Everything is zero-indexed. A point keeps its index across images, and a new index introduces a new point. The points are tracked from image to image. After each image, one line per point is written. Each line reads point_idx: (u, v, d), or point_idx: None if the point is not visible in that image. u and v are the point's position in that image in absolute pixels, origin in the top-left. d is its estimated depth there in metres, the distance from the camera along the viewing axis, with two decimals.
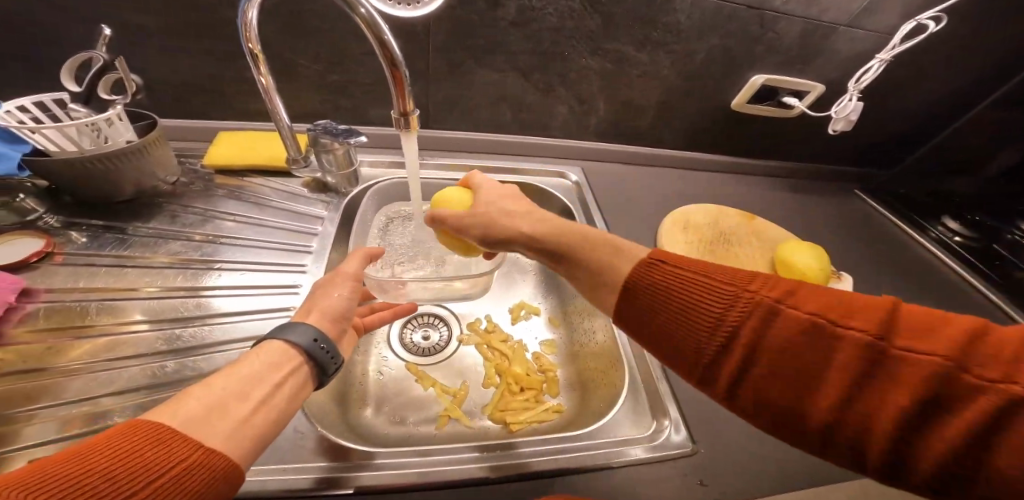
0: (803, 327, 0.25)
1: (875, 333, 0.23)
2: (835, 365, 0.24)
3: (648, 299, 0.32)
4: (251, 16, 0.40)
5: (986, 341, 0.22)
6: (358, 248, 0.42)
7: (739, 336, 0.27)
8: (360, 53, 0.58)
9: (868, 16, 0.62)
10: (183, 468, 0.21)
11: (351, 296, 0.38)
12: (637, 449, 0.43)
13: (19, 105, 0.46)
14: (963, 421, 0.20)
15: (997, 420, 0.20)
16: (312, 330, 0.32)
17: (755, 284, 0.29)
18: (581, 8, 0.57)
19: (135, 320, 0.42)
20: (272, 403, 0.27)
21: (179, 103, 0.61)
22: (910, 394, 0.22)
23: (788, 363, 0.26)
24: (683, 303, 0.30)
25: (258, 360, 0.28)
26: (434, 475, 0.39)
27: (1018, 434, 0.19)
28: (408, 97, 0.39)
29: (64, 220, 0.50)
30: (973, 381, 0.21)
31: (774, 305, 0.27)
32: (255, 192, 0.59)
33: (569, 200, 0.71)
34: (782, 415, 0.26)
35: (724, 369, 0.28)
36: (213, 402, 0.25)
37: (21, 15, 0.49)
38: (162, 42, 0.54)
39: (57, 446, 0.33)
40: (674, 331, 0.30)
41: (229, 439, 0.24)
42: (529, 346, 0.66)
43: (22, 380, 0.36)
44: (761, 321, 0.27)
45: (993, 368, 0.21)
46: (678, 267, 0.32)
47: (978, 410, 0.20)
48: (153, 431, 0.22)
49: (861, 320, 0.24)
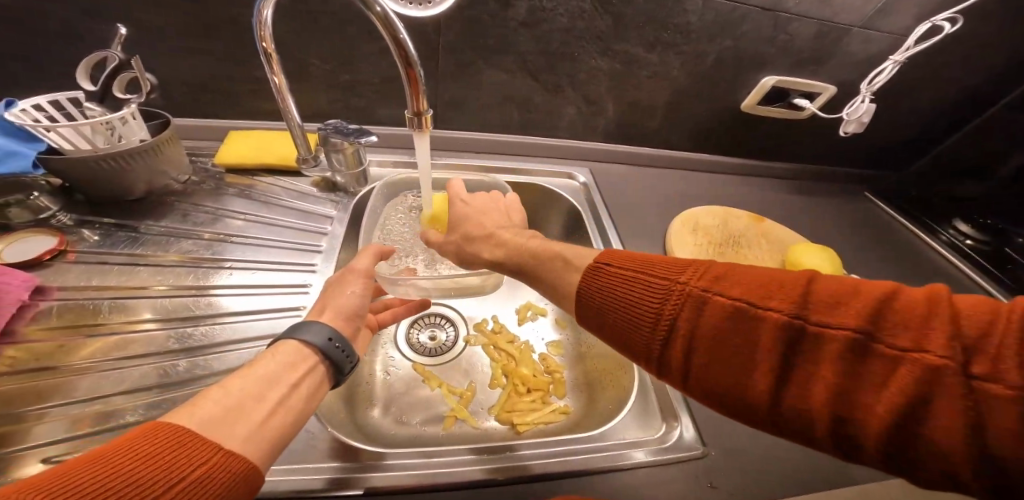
0: (729, 313, 0.26)
1: (795, 314, 0.24)
2: (765, 348, 0.25)
3: (598, 298, 0.32)
4: (266, 15, 0.40)
5: (894, 309, 0.23)
6: (369, 245, 0.41)
7: (677, 328, 0.28)
8: (371, 53, 0.58)
9: (881, 17, 0.62)
10: (204, 470, 0.21)
11: (363, 294, 0.37)
12: (647, 451, 0.43)
13: (33, 103, 0.46)
14: (887, 393, 0.21)
15: (913, 387, 0.21)
16: (326, 329, 0.32)
17: (684, 274, 0.29)
18: (592, 8, 0.57)
19: (145, 319, 0.42)
20: (289, 404, 0.27)
21: (190, 102, 0.61)
22: (836, 370, 0.23)
23: (724, 350, 0.26)
24: (627, 299, 0.30)
25: (273, 360, 0.28)
26: (445, 476, 0.38)
27: (933, 398, 0.21)
28: (423, 97, 0.39)
29: (77, 219, 0.50)
30: (886, 350, 0.22)
31: (707, 294, 0.27)
32: (264, 191, 0.59)
33: (576, 201, 0.70)
34: (730, 400, 0.26)
35: (670, 361, 0.28)
36: (230, 405, 0.24)
37: (33, 13, 0.50)
38: (174, 41, 0.54)
39: (68, 445, 0.33)
40: (622, 328, 0.31)
41: (248, 441, 0.24)
42: (536, 347, 0.66)
43: (34, 378, 0.36)
44: (693, 311, 0.27)
45: (903, 336, 0.22)
46: (619, 265, 0.32)
47: (900, 381, 0.21)
48: (173, 434, 0.21)
49: (780, 300, 0.25)
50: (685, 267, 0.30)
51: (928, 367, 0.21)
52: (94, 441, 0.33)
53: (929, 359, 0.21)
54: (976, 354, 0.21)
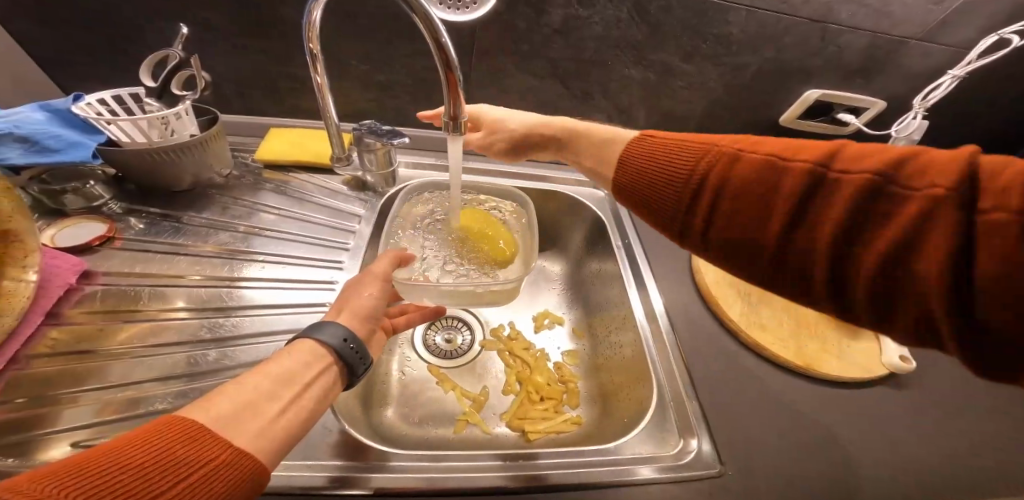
0: (760, 166, 0.29)
1: (818, 162, 0.27)
2: (785, 196, 0.28)
3: (693, 187, 0.32)
4: (315, 17, 0.41)
5: (917, 164, 0.25)
6: (389, 250, 0.42)
7: (706, 182, 0.31)
8: (407, 54, 0.60)
9: (942, 30, 0.59)
10: (214, 467, 0.21)
11: (379, 296, 0.38)
12: (659, 467, 0.42)
13: (99, 97, 0.48)
14: (897, 226, 0.24)
15: (929, 213, 0.23)
16: (341, 330, 0.32)
17: (716, 141, 0.33)
18: (629, 17, 0.56)
19: (178, 308, 0.44)
20: (303, 403, 0.28)
21: (235, 99, 0.64)
22: (842, 215, 0.25)
23: (749, 197, 0.29)
24: (731, 177, 0.30)
25: (288, 360, 0.29)
26: (453, 482, 0.38)
27: (939, 224, 0.22)
28: (461, 102, 0.39)
29: (126, 208, 0.53)
30: (900, 190, 0.24)
31: (817, 164, 0.27)
32: (299, 187, 0.60)
33: (601, 212, 0.70)
34: (745, 251, 0.30)
35: (695, 213, 0.32)
36: (245, 403, 0.25)
37: (97, 10, 0.53)
38: (224, 40, 0.57)
39: (95, 429, 0.34)
40: (717, 215, 0.31)
41: (259, 439, 0.24)
42: (551, 356, 0.65)
43: (73, 361, 0.38)
44: (724, 168, 0.31)
45: (922, 179, 0.24)
46: (658, 139, 0.37)
47: (912, 215, 0.23)
48: (187, 429, 0.22)
49: (806, 153, 0.28)
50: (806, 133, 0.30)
51: (937, 199, 0.23)
52: (121, 426, 0.34)
53: (937, 192, 0.23)
54: None
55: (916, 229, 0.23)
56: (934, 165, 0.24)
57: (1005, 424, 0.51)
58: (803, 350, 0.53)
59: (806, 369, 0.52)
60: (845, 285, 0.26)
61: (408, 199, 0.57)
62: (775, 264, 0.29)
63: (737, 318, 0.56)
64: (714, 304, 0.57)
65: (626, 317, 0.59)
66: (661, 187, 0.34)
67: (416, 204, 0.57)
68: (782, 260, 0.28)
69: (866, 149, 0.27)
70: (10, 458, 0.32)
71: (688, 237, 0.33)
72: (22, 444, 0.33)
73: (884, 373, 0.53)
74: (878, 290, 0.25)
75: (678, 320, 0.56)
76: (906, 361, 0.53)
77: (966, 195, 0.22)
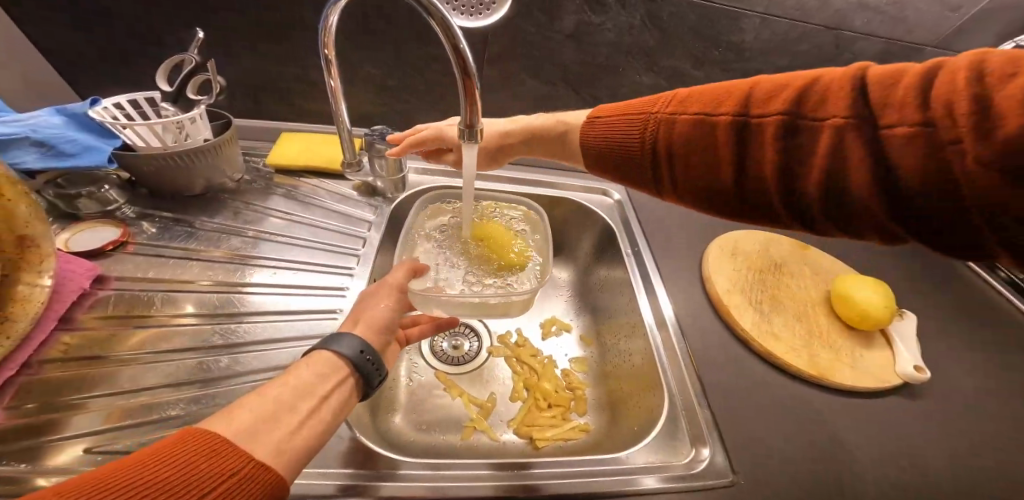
0: (695, 123, 0.35)
1: (739, 112, 0.33)
2: (722, 145, 0.34)
3: (654, 151, 0.38)
4: (330, 23, 0.41)
5: (817, 95, 0.30)
6: (404, 261, 0.42)
7: (660, 144, 0.38)
8: (419, 59, 0.60)
9: (956, 38, 0.58)
10: (234, 481, 0.21)
11: (394, 307, 0.38)
12: (672, 477, 0.41)
13: (115, 102, 0.49)
14: (817, 153, 0.29)
15: (837, 137, 0.28)
16: (358, 342, 0.32)
17: (657, 106, 0.39)
18: (641, 23, 0.56)
19: (188, 313, 0.44)
20: (321, 416, 0.27)
21: (247, 103, 0.64)
22: (772, 151, 0.31)
23: (695, 151, 0.35)
24: (675, 138, 0.36)
25: (306, 372, 0.28)
26: (465, 490, 0.38)
27: (847, 143, 0.28)
28: (477, 111, 0.39)
29: (139, 212, 0.53)
30: (809, 122, 0.30)
31: (738, 115, 0.33)
32: (309, 192, 0.61)
33: (610, 219, 0.70)
34: (709, 195, 0.36)
35: (662, 171, 0.38)
36: (264, 416, 0.24)
37: (114, 14, 0.53)
38: (237, 45, 0.57)
39: (104, 436, 0.34)
40: (680, 169, 0.37)
41: (278, 452, 0.24)
42: (559, 363, 0.64)
43: (84, 367, 0.38)
44: (668, 131, 0.37)
45: (823, 109, 0.30)
46: (609, 114, 0.43)
47: (824, 142, 0.29)
48: (209, 441, 0.22)
49: (729, 105, 0.34)
50: (731, 83, 0.36)
51: (839, 126, 0.28)
52: (132, 432, 0.34)
53: (838, 120, 0.28)
54: (884, 108, 0.27)
55: (836, 150, 0.28)
56: (831, 90, 0.30)
57: (1005, 425, 0.51)
58: (817, 360, 0.52)
59: (819, 380, 0.51)
60: (797, 209, 0.31)
61: (425, 209, 0.57)
62: (738, 202, 0.34)
63: (749, 327, 0.55)
64: (725, 313, 0.57)
65: (635, 324, 0.59)
66: (629, 156, 0.40)
67: (430, 214, 0.57)
68: (742, 198, 0.34)
69: (776, 88, 0.33)
70: (20, 464, 0.31)
71: (664, 191, 0.39)
72: (32, 450, 0.32)
73: (898, 383, 0.52)
74: (823, 205, 0.30)
75: (689, 328, 0.56)
76: (921, 371, 0.52)
77: (860, 117, 0.28)
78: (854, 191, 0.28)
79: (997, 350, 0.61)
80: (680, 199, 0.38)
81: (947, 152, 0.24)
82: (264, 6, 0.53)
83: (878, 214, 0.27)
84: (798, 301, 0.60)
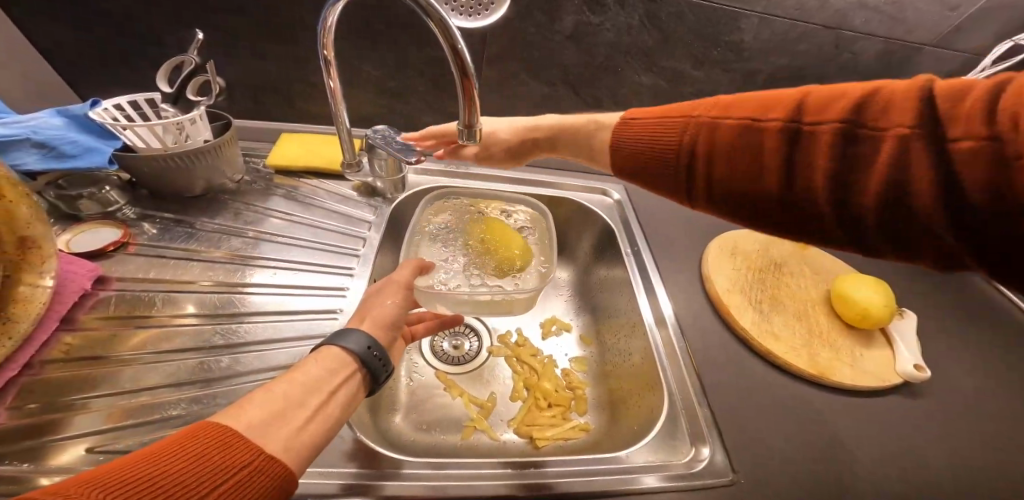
0: (740, 129, 0.35)
1: (791, 119, 0.32)
2: (770, 151, 0.33)
3: (692, 157, 0.37)
4: (330, 25, 0.41)
5: (874, 105, 0.30)
6: (410, 259, 0.43)
7: (699, 149, 0.37)
8: (419, 60, 0.60)
9: (956, 36, 0.58)
10: (248, 473, 0.21)
11: (401, 304, 0.38)
12: (671, 475, 0.41)
13: (116, 103, 0.49)
14: (878, 161, 0.28)
15: (899, 146, 0.28)
16: (365, 338, 0.32)
17: (697, 111, 0.38)
18: (640, 23, 0.56)
19: (188, 314, 0.44)
20: (329, 411, 0.27)
21: (247, 104, 0.65)
22: (828, 159, 0.30)
23: (739, 157, 0.35)
24: (719, 142, 0.36)
25: (315, 368, 0.29)
26: (467, 490, 0.38)
27: (910, 152, 0.27)
28: (475, 111, 0.39)
29: (140, 213, 0.53)
30: (867, 131, 0.29)
31: (790, 122, 0.32)
32: (309, 193, 0.61)
33: (610, 219, 0.69)
34: (750, 202, 0.35)
35: (698, 177, 0.37)
36: (274, 410, 0.25)
37: (116, 16, 0.53)
38: (237, 47, 0.57)
39: (106, 436, 0.34)
40: (721, 174, 0.36)
41: (288, 447, 0.24)
42: (559, 363, 0.65)
43: (86, 367, 0.38)
44: (710, 135, 0.36)
45: (883, 118, 0.29)
46: (640, 116, 0.42)
47: (887, 150, 0.28)
48: (221, 434, 0.22)
49: (779, 111, 0.33)
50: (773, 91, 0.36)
51: (902, 135, 0.28)
52: (134, 432, 0.34)
53: (901, 130, 0.28)
54: (948, 119, 0.26)
55: (899, 159, 0.27)
56: (891, 100, 0.29)
57: (1004, 424, 0.51)
58: (818, 359, 0.52)
59: (819, 378, 0.51)
60: (847, 220, 0.31)
61: (429, 207, 0.58)
62: (782, 210, 0.33)
63: (750, 326, 0.55)
64: (725, 312, 0.57)
65: (635, 324, 0.59)
66: (665, 163, 0.39)
67: (433, 213, 0.57)
68: (789, 206, 0.33)
69: (829, 98, 0.32)
70: (23, 463, 0.32)
71: (698, 198, 0.38)
72: (34, 450, 0.32)
73: (898, 382, 0.52)
74: (879, 213, 0.29)
75: (690, 327, 0.56)
76: (920, 370, 0.52)
77: (925, 127, 0.27)
78: (917, 200, 0.27)
79: (997, 349, 0.61)
80: (715, 206, 0.37)
81: (1015, 167, 0.24)
82: (265, 7, 0.53)
83: (937, 224, 0.27)
84: (799, 300, 0.60)
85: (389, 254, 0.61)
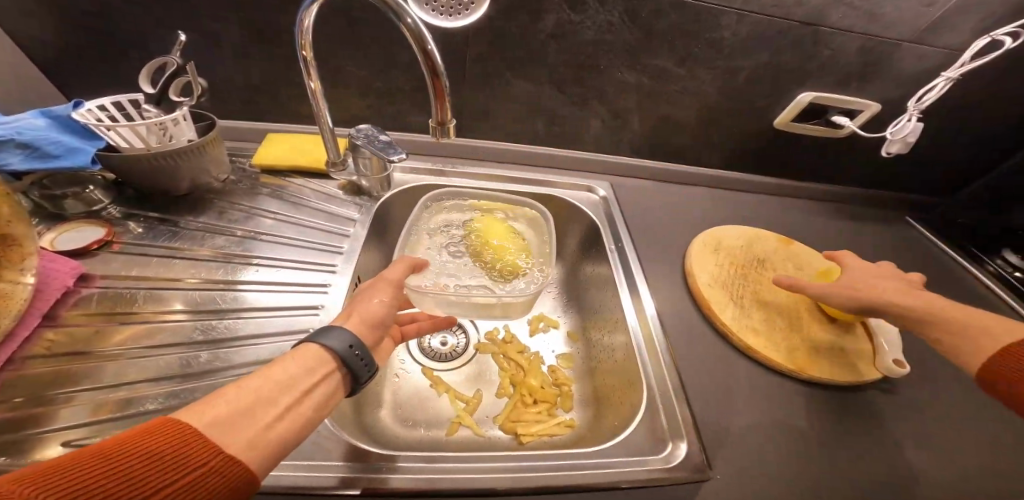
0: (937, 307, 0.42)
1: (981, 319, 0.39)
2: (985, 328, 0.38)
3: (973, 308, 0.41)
4: (306, 26, 0.42)
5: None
6: (403, 258, 0.44)
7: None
8: (401, 59, 0.60)
9: (934, 32, 0.59)
10: (200, 474, 0.22)
11: (390, 303, 0.39)
12: (647, 470, 0.41)
13: (99, 104, 0.49)
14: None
15: None
16: (348, 336, 0.32)
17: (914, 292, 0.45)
18: (621, 21, 0.57)
19: (175, 310, 0.45)
20: (301, 410, 0.27)
21: (234, 105, 0.65)
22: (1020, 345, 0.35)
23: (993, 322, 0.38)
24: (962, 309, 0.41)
25: (292, 365, 0.29)
26: (446, 482, 0.38)
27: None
28: (447, 108, 0.40)
29: (124, 212, 0.54)
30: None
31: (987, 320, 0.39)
32: (295, 192, 0.61)
33: (595, 216, 0.70)
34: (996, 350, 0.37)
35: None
36: (240, 408, 0.25)
37: (101, 17, 0.54)
38: (221, 47, 0.58)
39: (87, 430, 0.35)
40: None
41: (250, 446, 0.24)
42: (546, 359, 0.65)
43: (69, 362, 0.39)
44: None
45: None
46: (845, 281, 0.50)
47: None
48: (179, 431, 0.22)
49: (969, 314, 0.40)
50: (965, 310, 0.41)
51: None
52: (114, 426, 0.35)
53: None
54: None
55: None
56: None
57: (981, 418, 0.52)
58: (797, 354, 0.53)
59: (798, 373, 0.51)
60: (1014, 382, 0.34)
61: (428, 208, 0.59)
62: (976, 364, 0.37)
63: (730, 322, 0.55)
64: (706, 307, 0.57)
65: (618, 320, 0.59)
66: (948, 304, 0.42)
67: (429, 214, 0.59)
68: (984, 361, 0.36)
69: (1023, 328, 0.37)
70: (2, 456, 0.32)
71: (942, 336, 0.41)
72: (16, 443, 0.33)
73: (877, 377, 0.52)
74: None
75: (672, 324, 0.56)
76: (899, 365, 0.52)
77: None
78: None
79: None
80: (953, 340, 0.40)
81: None
82: (247, 7, 0.54)
83: None
84: (783, 296, 0.60)
85: (374, 252, 0.62)
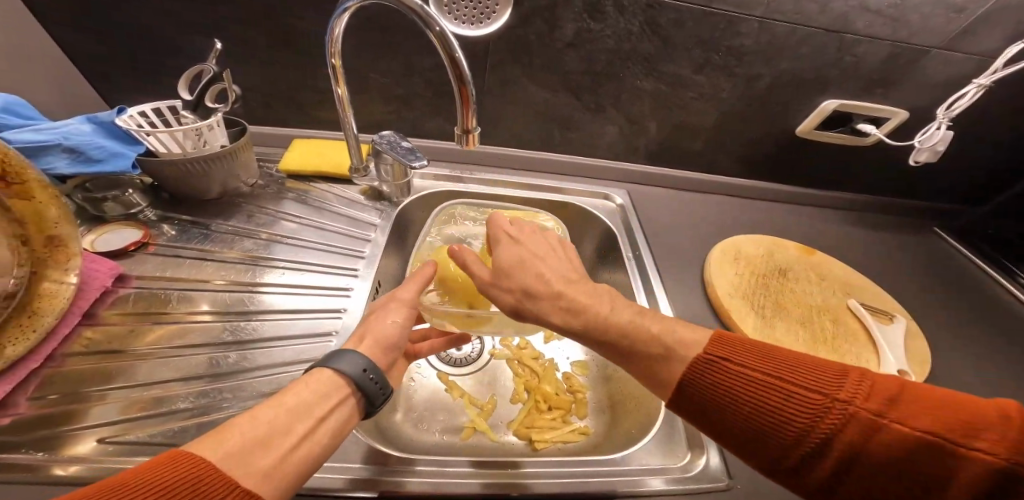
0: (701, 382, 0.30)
1: (741, 408, 0.28)
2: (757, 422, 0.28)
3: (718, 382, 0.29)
4: (337, 33, 0.43)
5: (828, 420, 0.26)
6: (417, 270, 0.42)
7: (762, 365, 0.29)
8: (423, 66, 0.62)
9: (965, 38, 0.57)
10: None
11: (404, 323, 0.39)
12: (669, 481, 0.41)
13: (140, 110, 0.52)
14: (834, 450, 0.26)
15: (852, 443, 0.25)
16: (361, 360, 0.32)
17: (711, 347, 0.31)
18: (640, 29, 0.57)
19: (202, 311, 0.46)
20: (317, 438, 0.28)
21: (263, 111, 0.67)
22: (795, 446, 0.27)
23: (750, 399, 0.28)
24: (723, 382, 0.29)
25: (305, 391, 0.29)
26: (462, 487, 0.38)
27: (854, 456, 0.25)
28: (472, 115, 0.41)
29: (160, 214, 0.56)
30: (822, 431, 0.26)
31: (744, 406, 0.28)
32: (319, 197, 0.63)
33: (612, 223, 0.69)
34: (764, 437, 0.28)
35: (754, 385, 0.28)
36: (255, 437, 0.25)
37: (143, 28, 0.57)
38: (253, 54, 0.60)
39: (119, 426, 0.36)
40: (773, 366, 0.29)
41: (265, 478, 0.24)
42: (561, 366, 0.65)
43: (105, 360, 0.41)
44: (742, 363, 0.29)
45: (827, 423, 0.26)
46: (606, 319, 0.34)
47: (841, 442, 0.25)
48: (190, 464, 0.22)
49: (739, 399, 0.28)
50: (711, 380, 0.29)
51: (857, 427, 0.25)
52: (144, 424, 0.36)
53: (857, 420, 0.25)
54: (897, 424, 0.25)
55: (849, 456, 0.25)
56: (840, 423, 0.25)
57: None
58: None
59: None
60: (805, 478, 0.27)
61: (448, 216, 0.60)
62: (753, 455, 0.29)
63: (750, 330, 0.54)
64: (725, 316, 0.56)
65: None
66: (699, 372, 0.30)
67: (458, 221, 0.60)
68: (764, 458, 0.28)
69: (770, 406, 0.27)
70: (39, 452, 0.33)
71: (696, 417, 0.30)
72: (51, 439, 0.35)
73: None
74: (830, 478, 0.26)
75: None
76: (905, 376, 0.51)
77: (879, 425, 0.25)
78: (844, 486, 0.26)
79: (1012, 360, 0.59)
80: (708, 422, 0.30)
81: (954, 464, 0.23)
82: (273, 16, 0.56)
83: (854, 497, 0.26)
84: (809, 308, 0.59)
85: (393, 256, 0.63)
